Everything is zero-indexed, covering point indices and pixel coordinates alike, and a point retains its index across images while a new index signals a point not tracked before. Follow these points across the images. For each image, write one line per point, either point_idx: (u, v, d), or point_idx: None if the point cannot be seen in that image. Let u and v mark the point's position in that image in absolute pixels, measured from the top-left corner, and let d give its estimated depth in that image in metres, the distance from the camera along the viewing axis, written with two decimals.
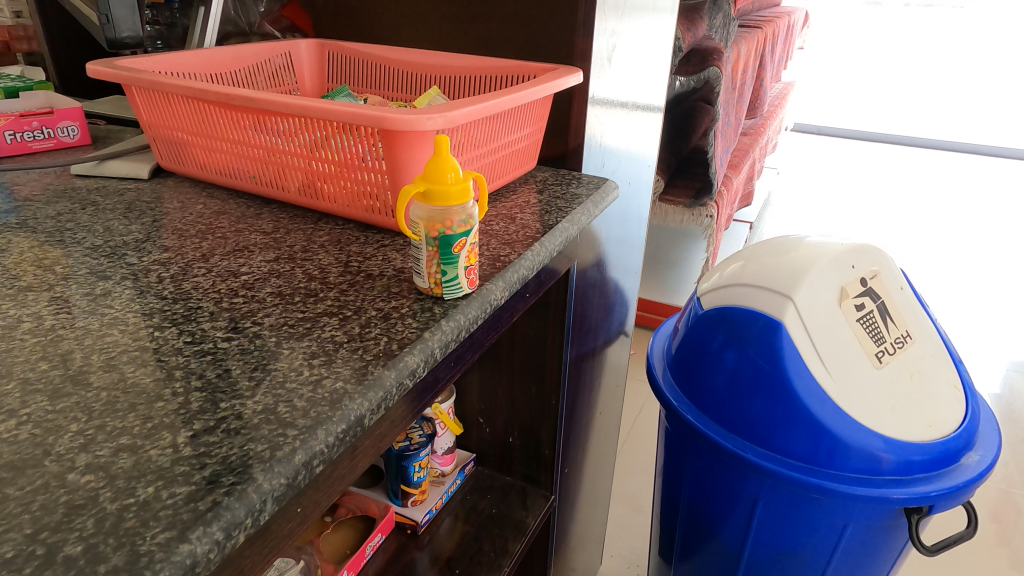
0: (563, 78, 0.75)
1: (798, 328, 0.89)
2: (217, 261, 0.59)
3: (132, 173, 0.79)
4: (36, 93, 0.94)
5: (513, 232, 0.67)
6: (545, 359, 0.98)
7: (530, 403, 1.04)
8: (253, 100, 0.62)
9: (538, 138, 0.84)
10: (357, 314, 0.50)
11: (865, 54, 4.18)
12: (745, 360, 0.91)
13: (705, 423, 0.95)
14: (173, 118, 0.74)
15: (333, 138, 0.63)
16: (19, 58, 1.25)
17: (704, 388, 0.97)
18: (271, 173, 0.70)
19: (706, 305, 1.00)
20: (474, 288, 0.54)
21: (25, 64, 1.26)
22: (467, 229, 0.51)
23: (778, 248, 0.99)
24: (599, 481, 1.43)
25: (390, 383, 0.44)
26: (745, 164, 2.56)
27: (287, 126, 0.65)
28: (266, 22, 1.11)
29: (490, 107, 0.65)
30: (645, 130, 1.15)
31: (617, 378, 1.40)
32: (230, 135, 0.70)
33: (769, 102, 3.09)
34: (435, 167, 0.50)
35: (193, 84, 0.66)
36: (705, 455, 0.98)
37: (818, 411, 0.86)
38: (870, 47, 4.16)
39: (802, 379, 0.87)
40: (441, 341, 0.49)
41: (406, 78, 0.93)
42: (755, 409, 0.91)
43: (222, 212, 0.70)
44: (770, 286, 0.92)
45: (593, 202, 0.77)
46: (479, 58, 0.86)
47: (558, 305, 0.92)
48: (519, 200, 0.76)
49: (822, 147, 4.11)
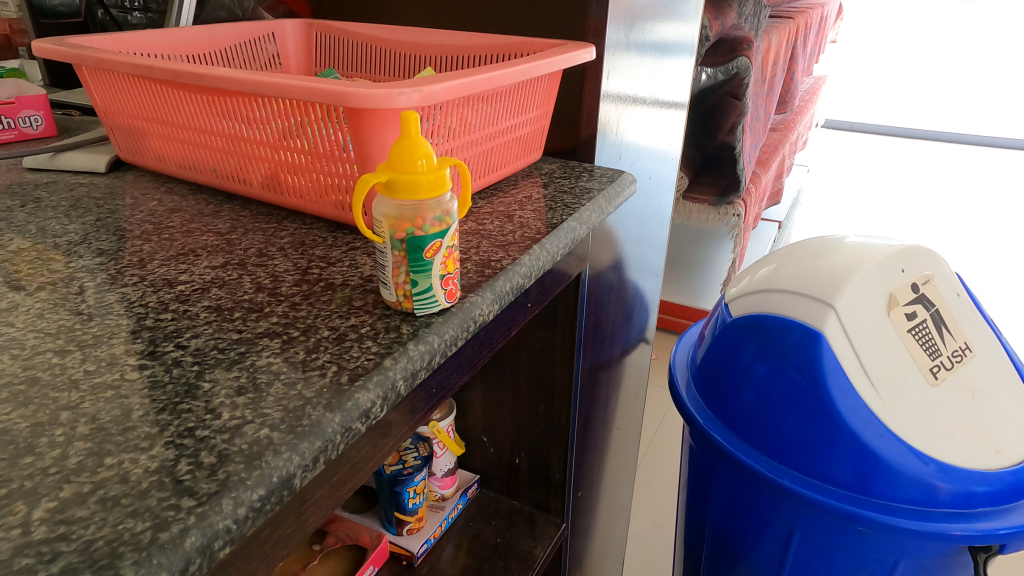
0: (571, 53, 0.65)
1: (841, 341, 0.77)
2: (155, 266, 0.50)
3: (88, 165, 0.70)
4: (5, 80, 0.86)
5: (508, 232, 0.57)
6: (553, 374, 0.87)
7: (538, 422, 0.94)
8: (199, 76, 0.53)
9: (544, 123, 0.74)
10: (305, 335, 0.41)
11: (900, 47, 3.99)
12: (779, 375, 0.80)
13: (733, 443, 0.84)
14: (127, 101, 0.65)
15: (293, 121, 0.53)
16: (21, 51, 1.22)
17: (733, 405, 0.85)
18: (232, 165, 0.61)
19: (734, 312, 0.88)
20: (454, 302, 0.44)
21: (26, 58, 1.22)
22: (444, 229, 0.41)
23: (815, 250, 0.87)
24: (616, 501, 1.32)
25: (332, 430, 0.34)
26: (774, 160, 2.43)
27: (243, 108, 0.56)
28: (260, 6, 1.00)
29: (481, 82, 0.54)
30: (668, 120, 1.03)
31: (635, 390, 1.29)
32: (187, 120, 0.61)
33: (800, 97, 2.95)
34: (400, 151, 0.40)
35: (136, 61, 0.57)
36: (734, 477, 0.86)
37: (865, 435, 0.74)
38: (906, 40, 3.97)
39: (846, 398, 0.75)
40: (405, 373, 0.39)
41: (401, 60, 0.83)
42: (790, 429, 0.79)
43: (177, 208, 0.61)
44: (807, 292, 0.81)
45: (605, 198, 0.66)
46: (480, 35, 0.76)
47: (567, 313, 0.82)
48: (519, 195, 0.66)
49: (855, 143, 3.94)
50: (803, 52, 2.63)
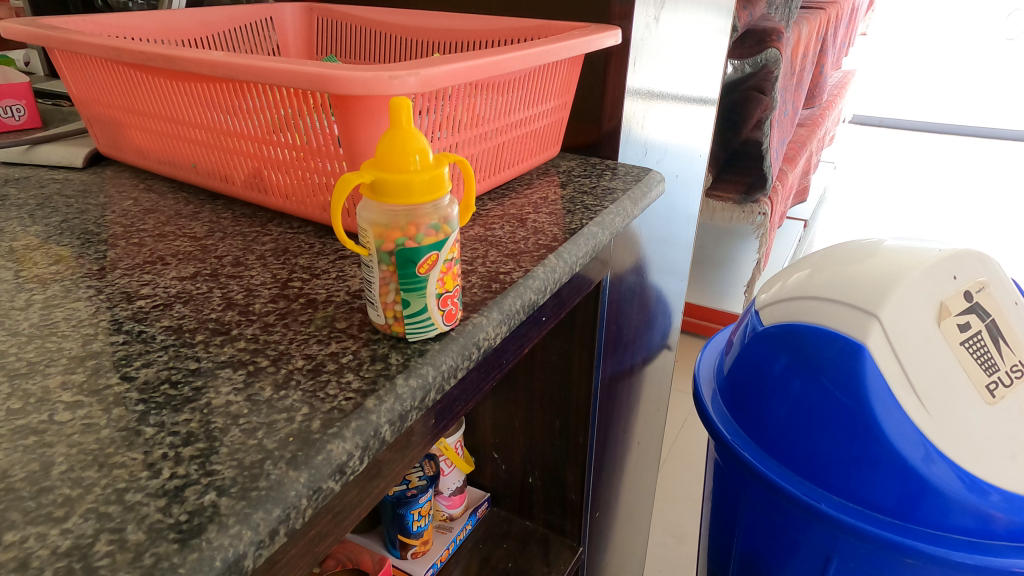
0: (594, 36, 0.57)
1: (887, 355, 0.66)
2: (116, 277, 0.43)
3: (65, 160, 0.64)
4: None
5: (519, 239, 0.50)
6: (570, 390, 0.80)
7: (553, 440, 0.87)
8: (167, 58, 0.46)
9: (562, 115, 0.66)
10: (275, 366, 0.34)
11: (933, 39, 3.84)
12: (815, 389, 0.69)
13: (764, 462, 0.73)
14: (100, 89, 0.59)
15: (274, 111, 0.46)
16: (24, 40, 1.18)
17: (763, 419, 0.74)
18: (211, 161, 0.54)
19: (766, 319, 0.78)
20: (453, 325, 0.37)
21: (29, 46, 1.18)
22: (441, 240, 0.34)
23: (853, 254, 0.76)
24: (635, 517, 1.24)
25: (296, 494, 0.27)
26: (802, 158, 2.32)
27: (219, 96, 0.49)
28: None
29: (491, 66, 0.47)
30: (697, 114, 0.96)
31: (656, 400, 1.22)
32: (161, 109, 0.54)
33: (829, 92, 2.84)
34: (388, 145, 0.33)
35: (103, 42, 0.50)
36: (761, 499, 0.76)
37: (916, 461, 0.64)
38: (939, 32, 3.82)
39: (893, 419, 0.64)
40: (390, 416, 0.32)
41: (408, 47, 0.76)
42: (826, 449, 0.68)
43: (153, 209, 0.54)
44: (847, 298, 0.70)
45: (631, 200, 0.59)
46: (494, 18, 0.69)
47: (586, 324, 0.74)
48: (534, 196, 0.59)
49: (884, 138, 3.80)
50: (833, 45, 2.52)
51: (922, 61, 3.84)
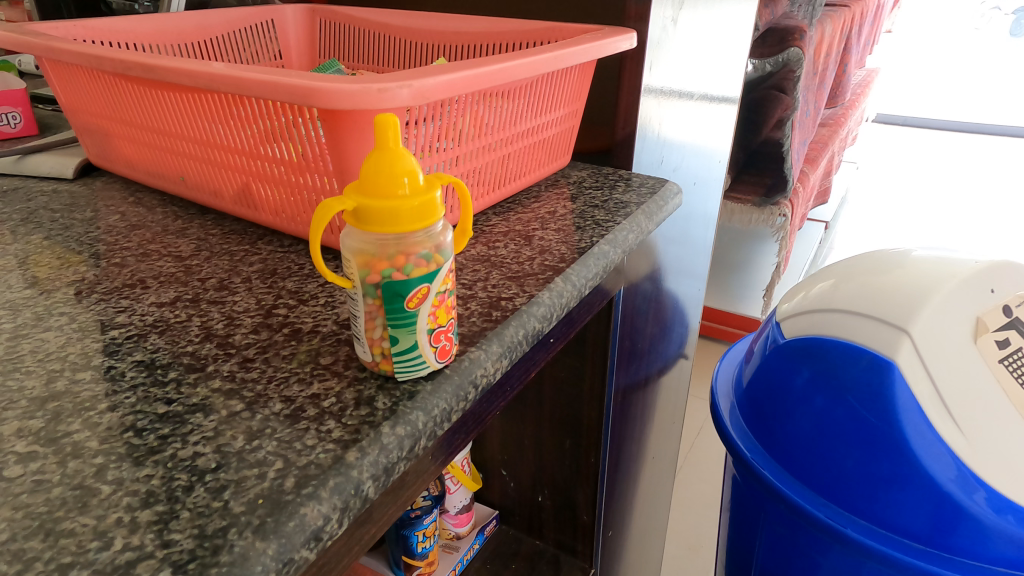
0: (608, 40, 0.54)
1: (919, 375, 0.60)
2: (93, 303, 0.41)
3: (55, 170, 0.61)
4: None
5: (524, 259, 0.46)
6: (582, 409, 0.77)
7: (564, 459, 0.83)
8: (148, 68, 0.43)
9: (573, 123, 0.63)
10: (252, 410, 0.31)
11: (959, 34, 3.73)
12: (840, 408, 0.63)
13: (786, 481, 0.67)
14: (87, 97, 0.56)
15: (261, 124, 0.43)
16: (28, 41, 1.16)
17: (783, 436, 0.68)
18: (200, 174, 0.51)
19: (786, 332, 0.71)
20: (447, 362, 0.34)
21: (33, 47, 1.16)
22: (432, 271, 0.31)
23: (880, 263, 0.70)
24: (648, 533, 1.20)
25: (263, 569, 0.24)
26: (823, 158, 2.26)
27: (206, 107, 0.46)
28: None
29: (496, 75, 0.44)
30: (716, 117, 0.91)
31: (671, 414, 1.18)
32: (148, 119, 0.52)
33: (851, 90, 2.76)
34: (373, 167, 0.30)
35: (84, 49, 0.47)
36: (782, 520, 0.70)
37: (953, 487, 0.58)
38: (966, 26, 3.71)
39: (925, 441, 0.58)
40: (374, 470, 0.29)
41: (411, 50, 0.73)
42: (853, 471, 0.62)
43: (141, 224, 0.52)
44: (872, 312, 0.64)
45: (645, 214, 0.55)
46: (502, 21, 0.65)
47: (597, 341, 0.71)
48: (542, 211, 0.55)
49: (907, 136, 3.70)
50: (857, 41, 2.45)
51: (952, 52, 3.71)
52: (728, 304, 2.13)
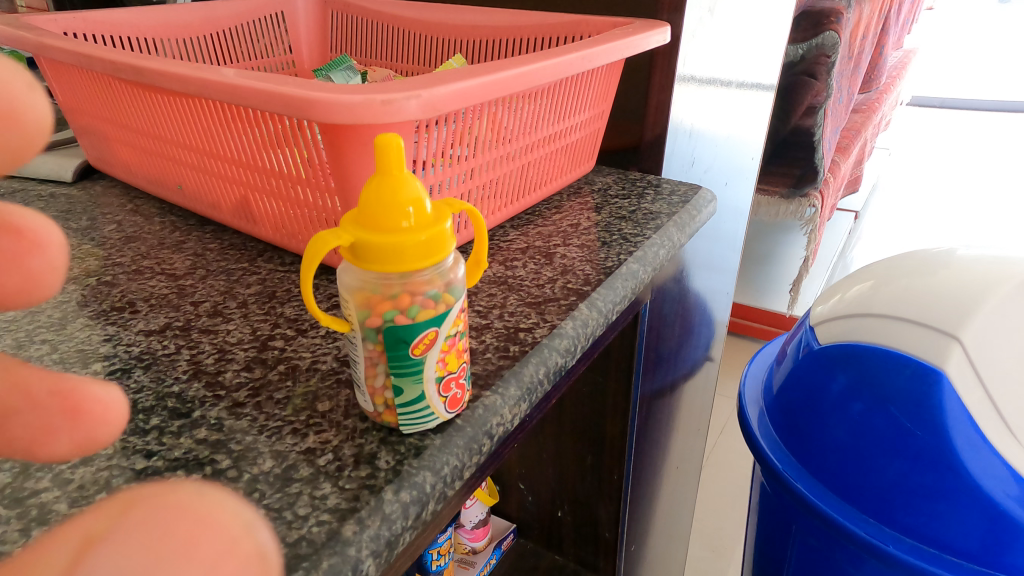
0: (640, 36, 0.49)
1: (970, 385, 0.55)
2: (78, 329, 0.37)
3: (53, 173, 0.57)
4: None
5: (544, 281, 0.42)
6: (605, 424, 0.73)
7: (585, 474, 0.79)
8: (136, 71, 0.39)
9: (599, 126, 0.58)
10: (239, 469, 0.27)
11: (998, 14, 3.57)
12: (881, 418, 0.57)
13: (820, 494, 0.60)
14: (80, 98, 0.52)
15: (259, 135, 0.39)
16: None
17: (816, 447, 0.62)
18: (197, 183, 0.48)
19: (820, 337, 0.64)
20: (459, 410, 0.30)
21: None
22: (441, 313, 0.27)
23: (924, 264, 0.62)
24: (669, 542, 1.16)
25: None
26: (854, 147, 2.17)
27: (200, 114, 0.42)
28: None
29: (521, 79, 0.40)
30: (750, 113, 0.86)
31: (695, 420, 1.13)
32: (142, 124, 0.48)
33: (885, 75, 2.65)
34: (374, 195, 0.26)
35: (67, 47, 0.44)
36: (817, 534, 0.63)
37: (1009, 504, 0.52)
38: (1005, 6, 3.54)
39: (976, 453, 0.53)
40: (374, 545, 0.25)
41: (427, 44, 0.68)
42: (894, 483, 0.56)
43: (136, 236, 0.48)
44: (919, 318, 0.57)
45: (677, 225, 0.51)
46: (524, 14, 0.61)
47: (622, 355, 0.67)
48: (564, 223, 0.51)
49: (942, 122, 3.56)
50: (893, 23, 2.34)
51: None
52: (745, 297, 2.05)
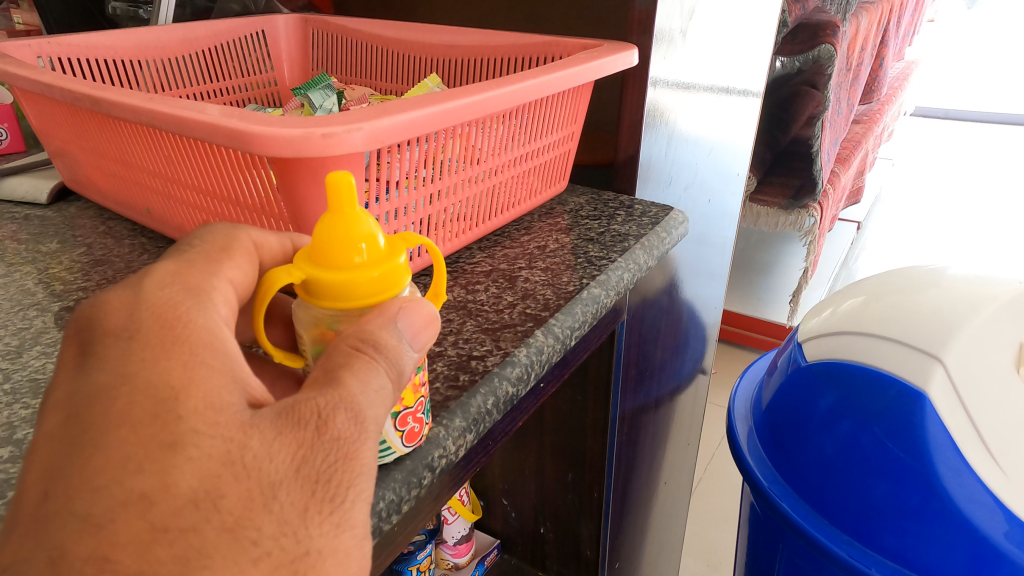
0: (603, 60, 0.49)
1: (953, 408, 0.54)
2: (33, 358, 0.38)
3: (29, 195, 0.58)
4: None
5: (504, 307, 0.42)
6: (584, 442, 0.72)
7: (566, 492, 0.79)
8: (91, 100, 0.39)
9: (571, 148, 0.59)
10: None
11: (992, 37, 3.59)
12: (866, 440, 0.56)
13: (807, 516, 0.59)
14: (53, 122, 0.53)
15: (215, 165, 0.40)
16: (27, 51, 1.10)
17: (804, 466, 0.61)
18: (163, 207, 0.48)
19: (807, 356, 0.63)
20: (413, 444, 0.30)
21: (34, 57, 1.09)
22: None
23: (912, 282, 0.62)
24: (660, 557, 1.15)
25: None
26: (855, 158, 2.16)
27: (160, 143, 0.42)
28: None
29: (475, 108, 0.40)
30: (733, 128, 0.86)
31: (687, 434, 1.12)
32: (110, 149, 0.48)
33: (887, 85, 2.64)
34: (326, 235, 0.26)
35: (30, 76, 0.44)
36: (806, 556, 0.62)
37: (990, 534, 0.51)
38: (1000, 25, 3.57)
39: (960, 479, 0.52)
40: None
41: (405, 63, 0.69)
42: (879, 505, 0.55)
43: (104, 260, 0.48)
44: (902, 338, 0.57)
45: (644, 248, 0.51)
46: (497, 36, 0.61)
47: (599, 374, 0.66)
48: (532, 245, 0.52)
49: (946, 132, 3.53)
50: (894, 35, 2.33)
51: None
52: (729, 304, 2.03)
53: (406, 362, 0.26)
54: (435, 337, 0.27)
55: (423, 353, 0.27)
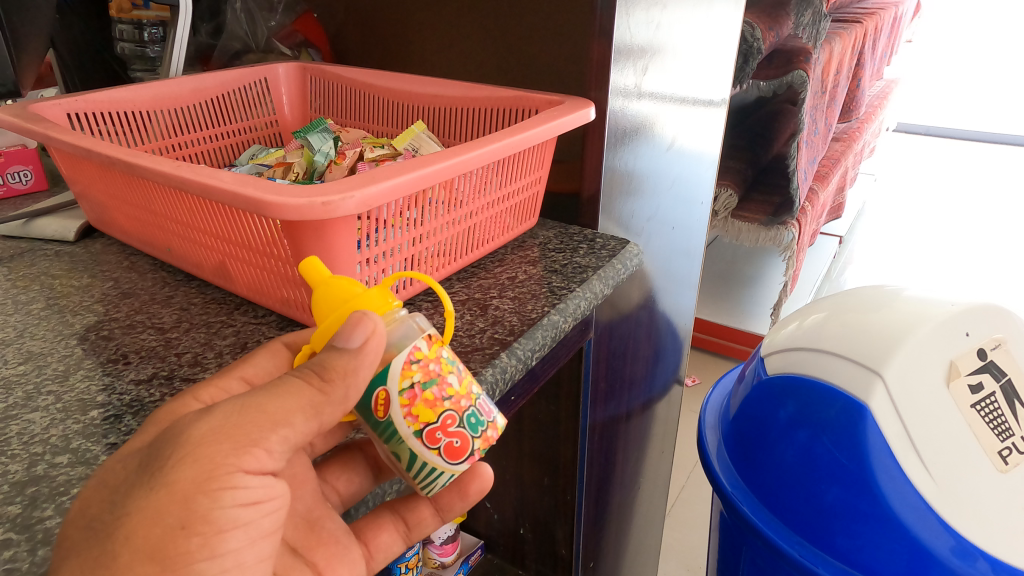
0: (564, 117, 0.57)
1: (892, 419, 0.61)
2: (78, 380, 0.45)
3: (58, 233, 0.65)
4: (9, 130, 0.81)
5: (476, 332, 0.50)
6: (557, 450, 0.80)
7: (543, 496, 0.86)
8: (124, 164, 0.47)
9: (541, 188, 0.67)
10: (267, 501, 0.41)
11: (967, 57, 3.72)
12: (818, 448, 0.64)
13: (765, 519, 0.67)
14: (82, 172, 0.60)
15: (230, 218, 0.48)
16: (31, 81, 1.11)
17: (765, 472, 0.68)
18: (182, 249, 0.56)
19: (771, 371, 0.71)
20: (458, 459, 0.37)
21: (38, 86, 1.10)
22: (385, 373, 0.36)
23: (867, 301, 0.69)
24: (638, 559, 1.22)
25: None
26: (834, 175, 2.25)
27: (182, 198, 0.50)
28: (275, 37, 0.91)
29: (453, 167, 0.47)
30: (697, 159, 0.93)
31: (663, 442, 1.19)
32: (135, 199, 0.56)
33: (866, 104, 2.74)
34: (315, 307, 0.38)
35: (69, 140, 0.51)
36: (765, 556, 0.70)
37: (919, 532, 0.59)
38: (975, 46, 3.69)
39: (895, 484, 0.60)
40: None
41: (393, 109, 0.77)
42: (829, 508, 0.63)
43: (131, 293, 0.56)
44: (849, 354, 0.64)
45: (600, 278, 0.59)
46: (475, 89, 0.69)
47: (570, 387, 0.74)
48: (502, 276, 0.59)
49: (926, 147, 3.64)
50: (871, 57, 2.43)
51: None
52: (712, 316, 2.10)
53: (334, 359, 0.34)
54: (369, 328, 0.34)
55: (369, 341, 0.34)
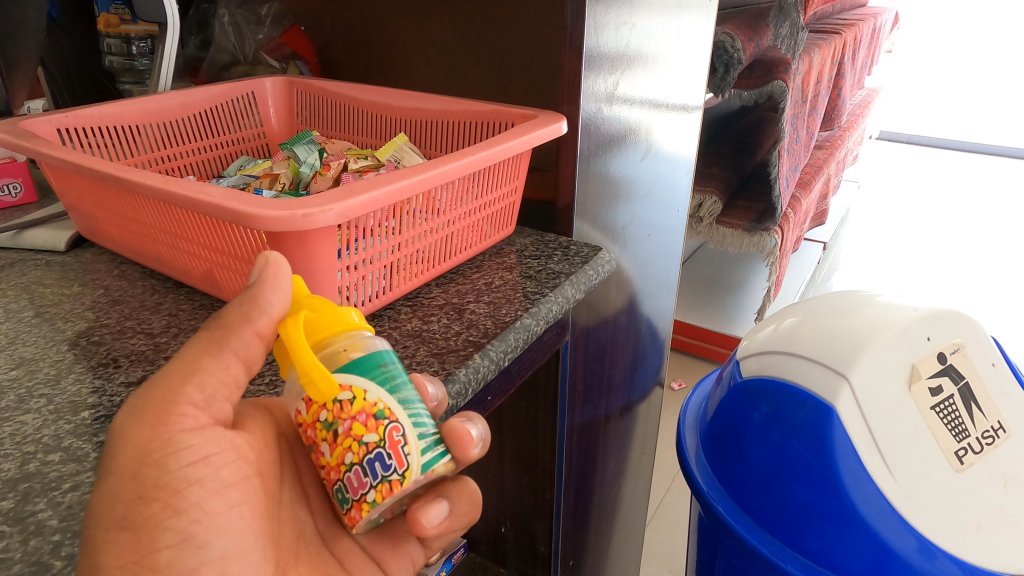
0: (537, 131, 0.60)
1: (857, 419, 0.64)
2: (69, 383, 0.47)
3: (48, 243, 0.67)
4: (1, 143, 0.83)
5: (452, 335, 0.53)
6: (536, 450, 0.82)
7: (523, 495, 0.89)
8: (113, 179, 0.49)
9: (517, 198, 0.70)
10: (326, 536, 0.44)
11: (948, 66, 3.78)
12: (788, 448, 0.66)
13: (738, 518, 0.69)
14: (73, 184, 0.62)
15: (216, 228, 0.50)
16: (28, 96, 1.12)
17: (740, 472, 0.71)
18: (170, 257, 0.58)
19: (747, 374, 0.74)
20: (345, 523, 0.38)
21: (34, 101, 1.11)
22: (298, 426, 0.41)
23: (836, 308, 0.72)
24: (620, 558, 1.24)
25: None
26: (816, 182, 2.29)
27: (170, 210, 0.53)
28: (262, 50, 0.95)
29: (427, 179, 0.50)
30: (673, 169, 0.96)
31: (645, 444, 1.22)
32: (125, 210, 0.58)
33: (848, 113, 2.79)
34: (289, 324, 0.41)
35: (60, 155, 0.54)
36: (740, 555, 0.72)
37: (880, 529, 0.62)
38: (955, 55, 3.75)
39: (859, 483, 0.62)
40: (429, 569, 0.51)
41: (376, 122, 0.79)
42: (797, 507, 0.65)
43: (120, 300, 0.58)
44: (817, 357, 0.67)
45: (573, 284, 0.62)
46: (454, 103, 0.72)
47: (548, 389, 0.76)
48: (480, 281, 0.62)
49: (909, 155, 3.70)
50: (851, 67, 2.48)
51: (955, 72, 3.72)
52: (697, 320, 2.13)
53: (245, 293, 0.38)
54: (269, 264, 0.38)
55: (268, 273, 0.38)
